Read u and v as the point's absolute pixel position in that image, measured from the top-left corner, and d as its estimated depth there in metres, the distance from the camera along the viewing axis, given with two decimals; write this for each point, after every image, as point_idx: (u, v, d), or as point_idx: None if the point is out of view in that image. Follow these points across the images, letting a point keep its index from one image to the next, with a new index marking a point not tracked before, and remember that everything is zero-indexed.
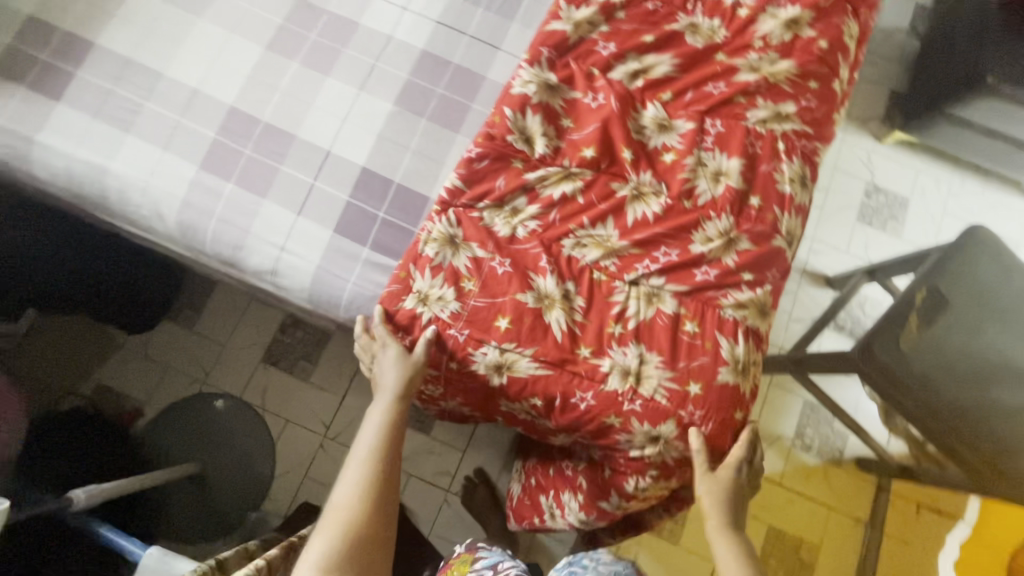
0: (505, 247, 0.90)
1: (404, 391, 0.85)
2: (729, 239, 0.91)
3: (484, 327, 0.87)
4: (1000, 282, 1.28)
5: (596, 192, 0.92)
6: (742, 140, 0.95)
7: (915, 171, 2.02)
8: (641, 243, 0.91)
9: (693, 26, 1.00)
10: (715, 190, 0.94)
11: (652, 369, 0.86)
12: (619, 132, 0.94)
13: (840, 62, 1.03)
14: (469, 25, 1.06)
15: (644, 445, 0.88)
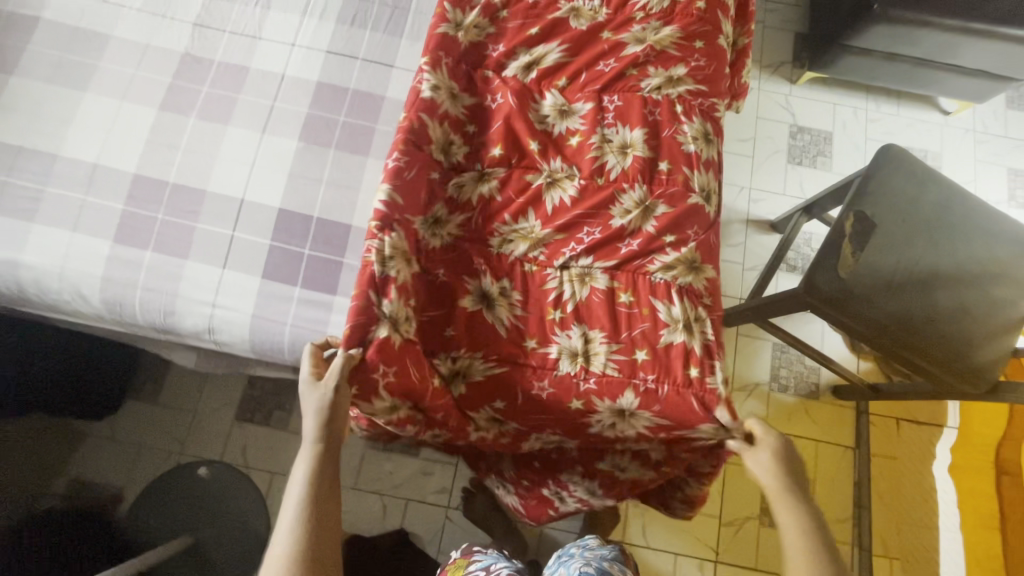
0: (436, 256, 0.89)
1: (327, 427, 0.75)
2: (645, 207, 0.93)
3: (432, 340, 0.86)
4: (918, 195, 1.34)
5: (512, 187, 0.93)
6: (641, 111, 0.97)
7: (832, 105, 2.09)
8: (563, 228, 0.91)
9: (575, 10, 1.02)
10: (624, 162, 0.95)
11: (598, 346, 0.87)
12: (521, 125, 0.95)
13: (721, 18, 1.05)
14: (359, 48, 1.06)
15: (615, 421, 0.88)
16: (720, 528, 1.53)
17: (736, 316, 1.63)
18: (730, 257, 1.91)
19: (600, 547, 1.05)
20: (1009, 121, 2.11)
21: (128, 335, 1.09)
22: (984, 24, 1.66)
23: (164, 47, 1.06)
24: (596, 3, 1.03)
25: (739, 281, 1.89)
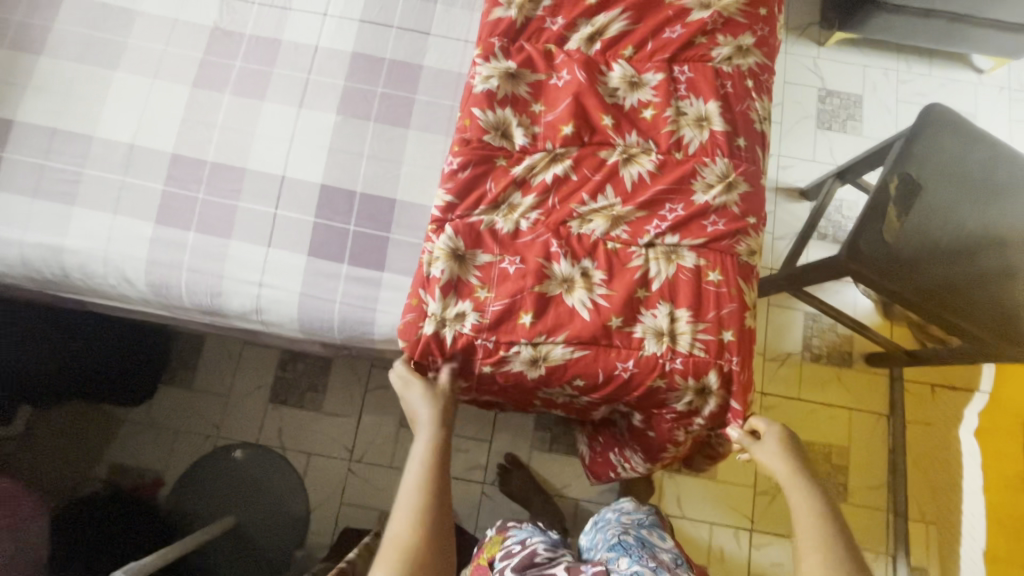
0: (511, 244, 0.86)
1: (443, 417, 0.83)
2: (729, 182, 0.88)
3: (508, 330, 0.83)
4: (965, 155, 1.30)
5: (587, 166, 0.89)
6: (713, 83, 0.93)
7: (862, 67, 2.03)
8: (645, 205, 0.87)
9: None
10: (702, 135, 0.90)
11: (683, 326, 0.83)
12: (592, 100, 0.90)
13: None
14: (393, 17, 1.02)
15: (693, 399, 0.86)
16: (756, 497, 1.53)
17: (771, 285, 1.61)
18: None
19: (637, 513, 1.08)
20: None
21: (171, 317, 1.08)
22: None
23: (193, 21, 1.03)
24: None
25: (767, 251, 1.86)
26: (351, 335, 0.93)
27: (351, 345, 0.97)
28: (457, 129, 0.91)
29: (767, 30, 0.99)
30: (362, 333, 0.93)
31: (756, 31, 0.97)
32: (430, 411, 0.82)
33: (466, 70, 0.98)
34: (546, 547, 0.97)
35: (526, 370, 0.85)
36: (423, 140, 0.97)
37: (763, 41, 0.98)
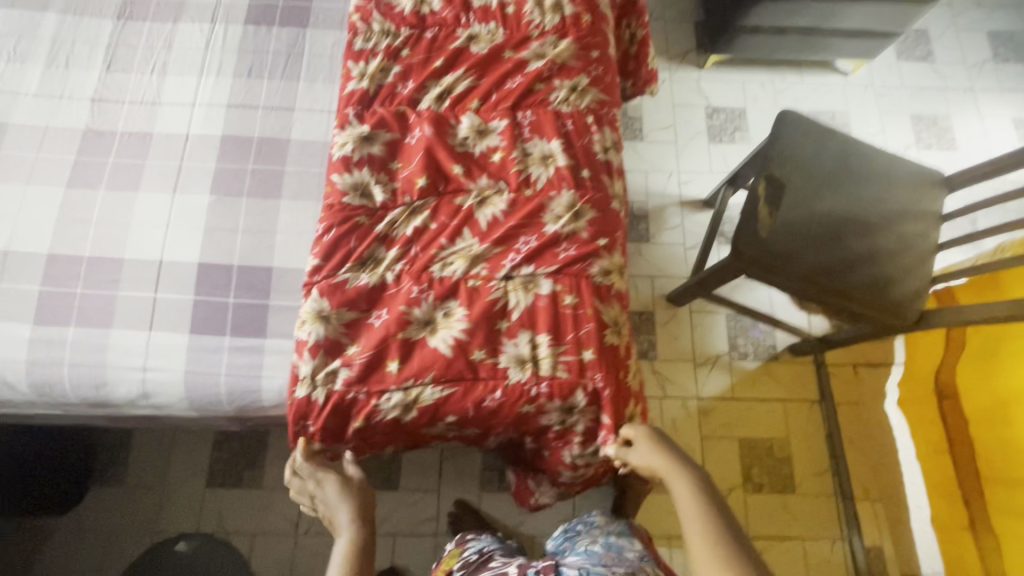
0: (376, 297, 0.92)
1: (361, 509, 0.91)
2: (575, 211, 0.96)
3: (378, 379, 0.88)
4: (819, 152, 1.42)
5: (444, 213, 0.96)
6: (554, 123, 1.02)
7: (741, 83, 2.20)
8: (500, 241, 0.94)
9: (474, 36, 1.08)
10: (548, 171, 0.99)
11: (544, 351, 0.89)
12: (442, 152, 0.98)
13: (607, 29, 1.14)
14: (259, 98, 1.09)
15: (564, 418, 0.91)
16: None
17: (684, 292, 1.70)
18: (669, 239, 1.98)
19: (608, 522, 1.04)
20: (903, 73, 2.25)
21: (69, 416, 1.06)
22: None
23: (65, 125, 1.07)
24: (491, 27, 1.09)
25: (680, 263, 1.95)
26: (241, 404, 0.94)
27: (246, 415, 0.98)
28: (322, 196, 0.98)
29: (602, 69, 1.09)
30: (250, 402, 0.94)
31: (590, 72, 1.07)
32: (348, 504, 0.91)
33: (328, 138, 1.05)
34: (502, 559, 0.98)
35: (401, 415, 0.89)
36: (296, 208, 1.01)
37: (598, 80, 1.07)
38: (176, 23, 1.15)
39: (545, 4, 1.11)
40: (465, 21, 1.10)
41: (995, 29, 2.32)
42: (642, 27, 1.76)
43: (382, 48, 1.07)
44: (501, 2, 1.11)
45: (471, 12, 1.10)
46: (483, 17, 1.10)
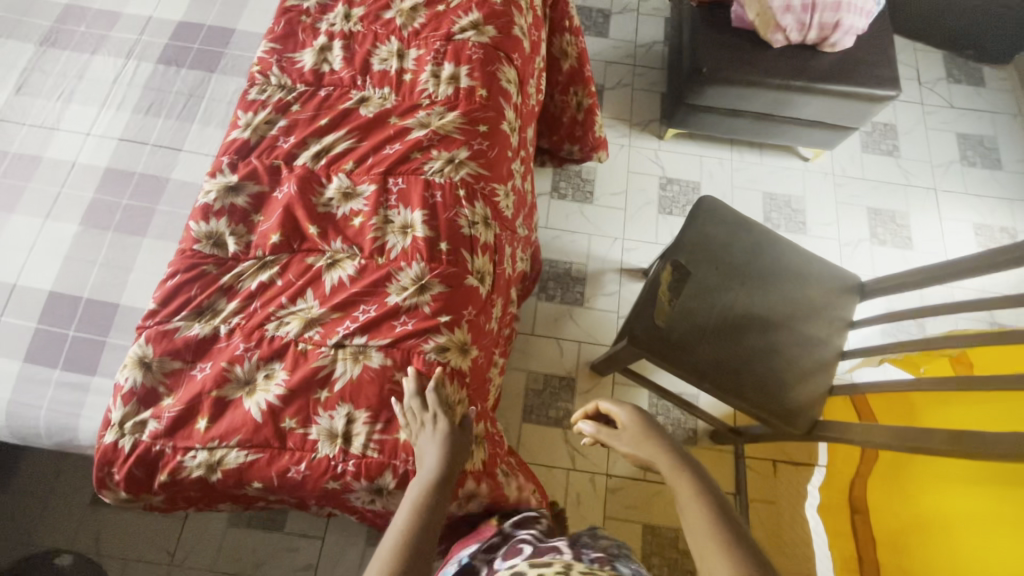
0: (204, 349, 0.91)
1: (448, 471, 0.82)
2: (421, 284, 0.95)
3: (185, 435, 0.86)
4: (731, 242, 1.40)
5: (292, 271, 0.96)
6: (422, 193, 1.02)
7: (699, 157, 2.20)
8: (339, 307, 0.93)
9: (365, 99, 1.10)
10: (405, 241, 0.98)
11: (359, 427, 0.87)
12: (301, 211, 0.98)
13: (503, 105, 1.16)
14: (151, 135, 1.11)
15: (374, 498, 0.89)
16: None
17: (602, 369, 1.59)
18: (604, 305, 1.95)
19: None
20: (865, 165, 2.23)
21: None
22: (800, 81, 1.79)
23: None
24: (384, 91, 1.12)
25: (611, 331, 1.92)
26: (58, 440, 0.93)
27: (68, 451, 0.97)
28: (178, 240, 0.98)
29: (487, 144, 1.10)
30: (66, 439, 0.92)
31: (472, 146, 1.08)
32: (439, 458, 0.82)
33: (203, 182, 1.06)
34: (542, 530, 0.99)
35: (206, 475, 0.86)
36: (157, 247, 1.02)
37: (479, 154, 1.08)
38: (93, 55, 1.19)
39: (442, 75, 1.13)
40: (360, 83, 1.12)
41: (964, 132, 2.30)
42: (589, 97, 1.79)
43: (273, 101, 1.09)
44: (400, 68, 1.14)
45: (369, 75, 1.13)
46: (379, 81, 1.12)
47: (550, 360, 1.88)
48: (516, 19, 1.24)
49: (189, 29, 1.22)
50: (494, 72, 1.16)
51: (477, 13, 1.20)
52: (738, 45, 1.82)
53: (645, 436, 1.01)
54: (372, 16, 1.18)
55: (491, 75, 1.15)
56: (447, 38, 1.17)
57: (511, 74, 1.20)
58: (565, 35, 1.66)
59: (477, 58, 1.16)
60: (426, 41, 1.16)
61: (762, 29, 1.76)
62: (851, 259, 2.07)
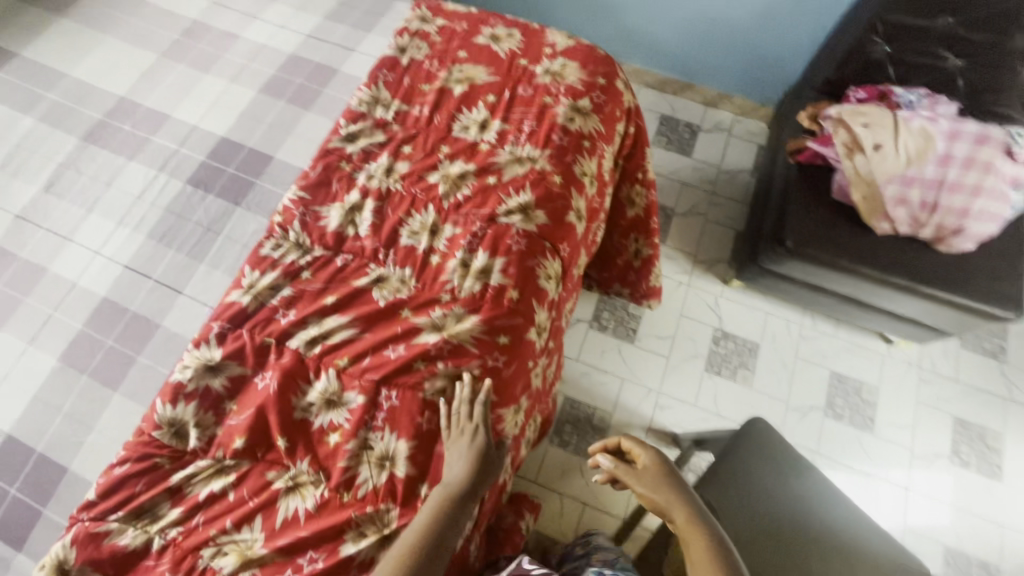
0: (131, 565, 0.80)
1: (469, 489, 0.84)
2: (384, 536, 0.82)
3: None
4: (777, 492, 1.14)
5: (248, 486, 0.84)
6: (413, 417, 0.88)
7: (764, 315, 1.96)
8: (284, 549, 0.80)
9: (381, 279, 0.98)
10: (379, 477, 0.85)
11: None
12: (274, 418, 0.86)
13: (535, 308, 1.01)
14: (156, 267, 1.03)
15: None
16: None
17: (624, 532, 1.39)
18: None
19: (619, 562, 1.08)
20: (960, 364, 1.92)
21: None
22: (903, 279, 1.52)
23: None
24: (405, 272, 0.99)
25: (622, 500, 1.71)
26: None
27: None
28: (142, 416, 0.89)
29: (503, 360, 0.96)
30: None
31: (484, 362, 0.94)
32: (467, 475, 0.85)
33: (189, 341, 0.97)
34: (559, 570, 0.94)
35: None
36: (125, 409, 0.93)
37: (489, 372, 0.94)
38: (129, 160, 1.14)
39: (473, 265, 0.99)
40: (382, 257, 1.00)
41: None
42: (650, 247, 1.60)
43: (284, 262, 0.99)
44: (429, 246, 1.01)
45: (393, 249, 1.01)
46: (403, 259, 1.00)
47: (547, 518, 1.68)
48: (574, 202, 1.09)
49: (228, 149, 1.15)
50: (532, 268, 1.01)
51: (530, 193, 1.06)
52: (836, 221, 1.58)
53: (665, 483, 0.99)
54: (415, 176, 1.07)
55: (529, 272, 1.01)
56: (489, 219, 1.03)
57: (553, 269, 1.05)
58: (636, 185, 1.48)
59: (517, 249, 1.01)
60: (466, 217, 1.03)
61: (867, 214, 1.50)
62: (922, 476, 1.76)
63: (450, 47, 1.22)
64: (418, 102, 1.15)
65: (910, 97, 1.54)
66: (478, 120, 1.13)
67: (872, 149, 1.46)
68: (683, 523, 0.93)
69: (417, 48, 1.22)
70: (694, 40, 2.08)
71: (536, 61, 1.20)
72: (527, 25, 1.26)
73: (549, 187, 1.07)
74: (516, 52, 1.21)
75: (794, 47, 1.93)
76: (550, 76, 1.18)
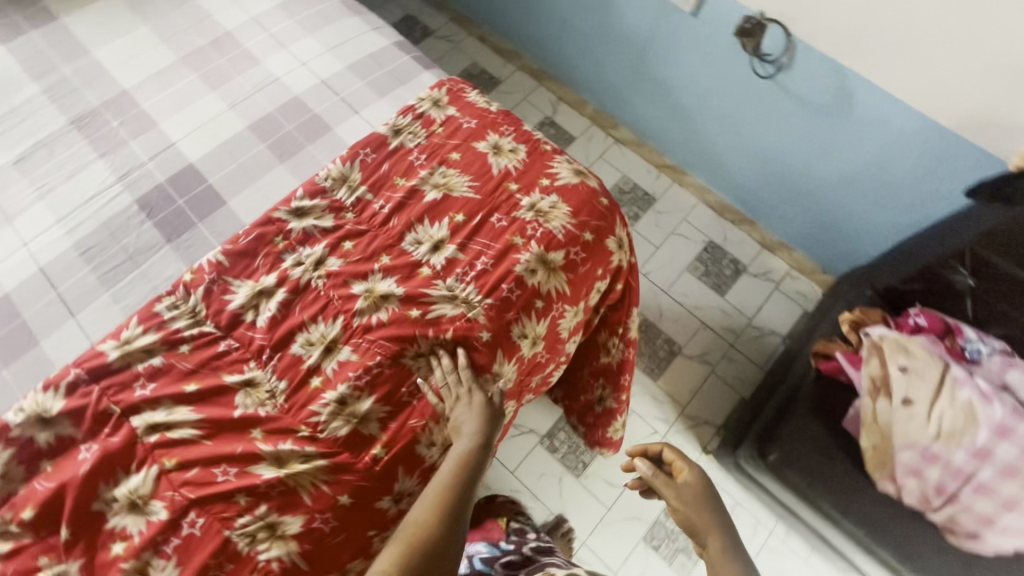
0: None
1: (484, 440, 0.90)
2: None
3: None
4: None
5: (14, 564, 0.78)
6: (206, 557, 0.79)
7: (732, 504, 1.70)
8: None
9: (252, 383, 0.90)
10: None
11: None
12: (71, 502, 0.80)
13: (398, 474, 0.88)
14: (65, 281, 1.01)
15: None
16: None
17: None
18: None
19: None
20: None
21: None
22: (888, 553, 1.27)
23: None
24: (279, 384, 0.90)
25: None
26: None
27: None
28: None
29: (334, 524, 0.84)
30: None
31: (310, 520, 0.83)
32: (478, 428, 0.90)
33: (52, 372, 0.92)
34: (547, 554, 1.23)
35: None
36: None
37: (310, 533, 0.82)
38: (99, 157, 1.13)
39: (350, 404, 0.89)
40: (265, 357, 0.92)
41: None
42: (614, 401, 1.43)
43: (170, 327, 0.93)
44: (315, 364, 0.91)
45: (280, 354, 0.92)
46: (284, 368, 0.91)
47: None
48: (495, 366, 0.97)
49: (189, 178, 1.11)
50: (414, 429, 0.89)
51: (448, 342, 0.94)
52: (833, 452, 1.31)
53: (704, 504, 0.90)
54: (341, 278, 0.98)
55: (407, 433, 0.89)
56: (392, 357, 0.93)
57: (442, 436, 0.92)
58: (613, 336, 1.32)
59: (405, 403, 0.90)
60: (369, 346, 0.93)
61: (870, 466, 1.23)
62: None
63: (446, 144, 1.11)
64: (384, 197, 1.06)
65: (981, 347, 1.22)
66: (434, 238, 1.01)
67: (900, 401, 1.18)
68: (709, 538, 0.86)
69: (413, 134, 1.12)
70: (767, 180, 1.85)
71: (526, 190, 1.07)
72: (538, 144, 1.13)
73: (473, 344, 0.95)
74: (511, 173, 1.09)
75: (874, 229, 1.67)
76: (533, 212, 1.04)
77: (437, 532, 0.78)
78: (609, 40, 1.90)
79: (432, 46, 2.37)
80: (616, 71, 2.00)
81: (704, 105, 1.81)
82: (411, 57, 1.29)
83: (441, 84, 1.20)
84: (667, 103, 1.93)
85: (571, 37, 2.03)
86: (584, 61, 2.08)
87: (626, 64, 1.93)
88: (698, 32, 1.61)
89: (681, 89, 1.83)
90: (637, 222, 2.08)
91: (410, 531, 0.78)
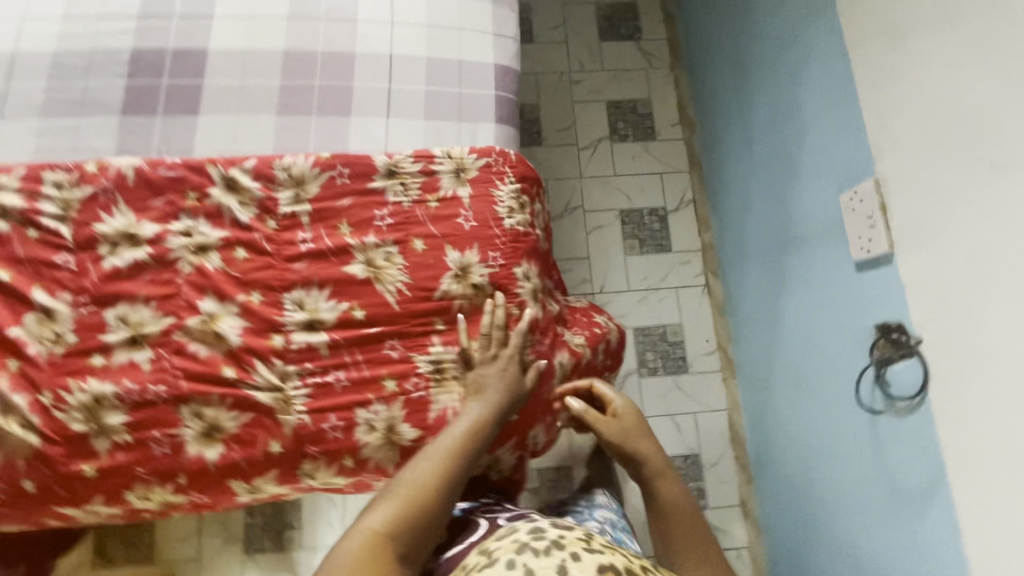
0: None
1: (510, 399, 0.86)
2: None
3: None
4: None
5: None
6: None
7: None
8: None
9: (50, 314, 0.82)
10: None
11: None
12: None
13: (94, 500, 0.80)
14: (19, 82, 0.95)
15: None
16: None
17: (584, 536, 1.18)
18: None
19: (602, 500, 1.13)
20: None
21: None
22: None
23: None
24: (69, 335, 0.82)
25: None
26: None
27: None
28: None
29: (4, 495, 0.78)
30: None
31: None
32: (501, 391, 0.85)
33: None
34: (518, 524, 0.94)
35: None
36: None
37: None
38: None
39: (101, 407, 0.79)
40: (81, 299, 0.83)
41: None
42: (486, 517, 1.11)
43: (38, 203, 0.86)
44: (110, 343, 0.82)
45: (93, 308, 0.83)
46: (84, 324, 0.82)
47: None
48: (259, 482, 0.82)
49: (189, 64, 0.97)
50: (135, 476, 0.79)
51: (235, 425, 0.81)
52: None
53: (638, 433, 1.01)
54: (203, 281, 0.85)
55: (125, 474, 0.79)
56: (175, 396, 0.81)
57: (160, 498, 0.81)
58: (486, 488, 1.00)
59: (148, 447, 0.80)
60: (166, 368, 0.81)
61: None
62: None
63: (422, 225, 0.90)
64: (314, 232, 0.88)
65: None
66: (315, 315, 0.85)
67: None
68: (665, 479, 0.96)
69: (403, 189, 0.92)
70: (787, 460, 1.48)
71: (446, 340, 0.87)
72: (509, 298, 0.91)
73: (252, 449, 0.81)
74: (451, 309, 0.88)
75: None
76: (430, 368, 0.86)
77: (438, 493, 0.73)
78: (767, 202, 1.51)
79: (626, 52, 1.99)
80: (753, 235, 1.61)
81: (793, 351, 1.43)
82: (495, 94, 1.03)
83: (484, 153, 0.96)
84: (769, 309, 1.55)
85: (741, 162, 1.63)
86: (736, 194, 1.68)
87: (763, 239, 1.54)
88: (843, 285, 1.21)
89: (790, 307, 1.43)
90: (648, 378, 1.76)
91: (421, 483, 0.73)
